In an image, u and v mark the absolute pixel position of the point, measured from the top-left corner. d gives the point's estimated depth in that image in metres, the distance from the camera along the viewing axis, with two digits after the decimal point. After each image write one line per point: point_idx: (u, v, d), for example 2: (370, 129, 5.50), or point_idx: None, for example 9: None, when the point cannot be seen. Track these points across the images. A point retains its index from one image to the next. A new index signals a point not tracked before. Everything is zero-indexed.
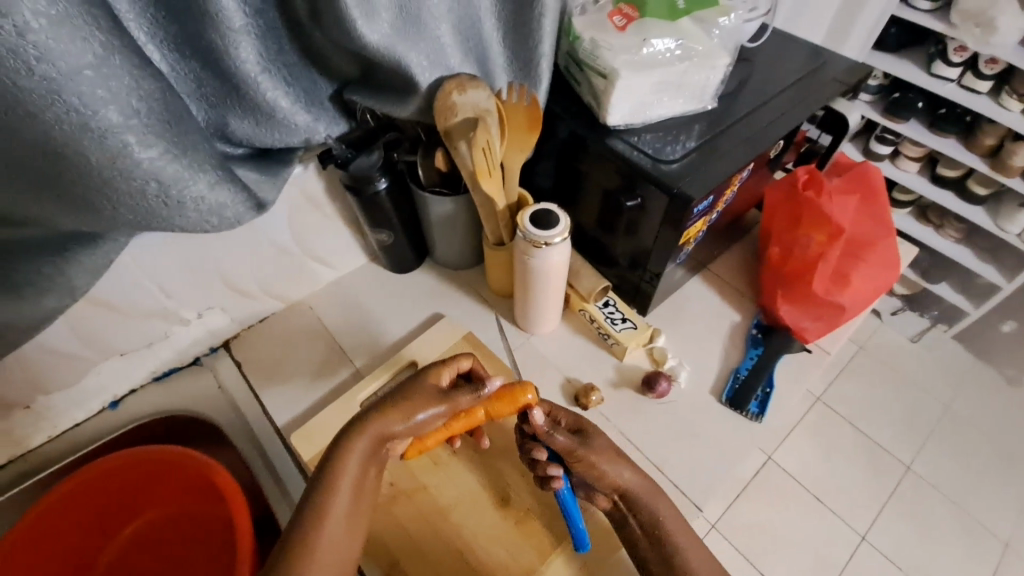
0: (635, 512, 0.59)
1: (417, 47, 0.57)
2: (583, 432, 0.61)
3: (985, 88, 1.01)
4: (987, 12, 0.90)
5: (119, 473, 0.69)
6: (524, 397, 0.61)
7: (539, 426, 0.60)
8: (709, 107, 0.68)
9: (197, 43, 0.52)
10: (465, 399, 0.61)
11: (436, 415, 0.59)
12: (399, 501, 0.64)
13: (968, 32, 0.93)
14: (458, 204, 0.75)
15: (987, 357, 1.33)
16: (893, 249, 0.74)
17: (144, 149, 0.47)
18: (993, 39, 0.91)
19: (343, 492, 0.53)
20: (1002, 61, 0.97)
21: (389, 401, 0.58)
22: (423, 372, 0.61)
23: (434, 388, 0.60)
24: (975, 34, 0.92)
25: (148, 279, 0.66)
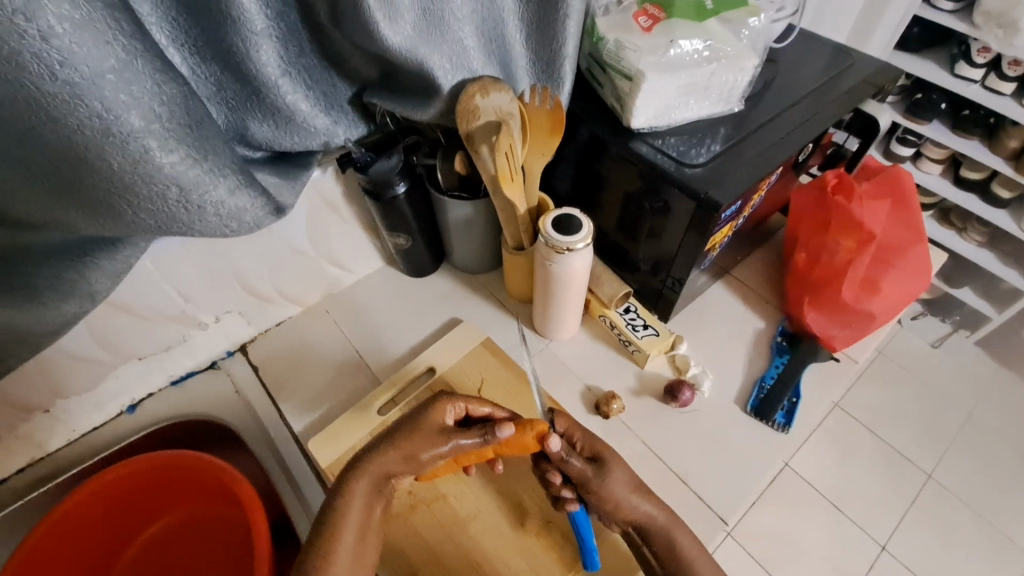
0: (649, 542, 0.57)
1: (440, 49, 0.56)
2: (600, 460, 0.58)
3: (1010, 88, 0.98)
4: (1010, 13, 0.86)
5: (139, 478, 0.69)
6: (535, 433, 0.56)
7: (556, 454, 0.56)
8: (735, 109, 0.67)
9: (218, 46, 0.51)
10: (468, 441, 0.56)
11: (439, 456, 0.56)
12: (417, 509, 0.63)
13: (992, 33, 0.90)
14: (477, 208, 0.74)
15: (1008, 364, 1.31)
16: (926, 254, 0.72)
17: (166, 154, 0.47)
18: (1017, 40, 0.87)
19: (348, 530, 0.51)
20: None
21: (389, 441, 0.55)
22: (426, 408, 0.58)
23: (434, 428, 0.57)
24: (997, 35, 0.89)
25: (166, 283, 0.65)
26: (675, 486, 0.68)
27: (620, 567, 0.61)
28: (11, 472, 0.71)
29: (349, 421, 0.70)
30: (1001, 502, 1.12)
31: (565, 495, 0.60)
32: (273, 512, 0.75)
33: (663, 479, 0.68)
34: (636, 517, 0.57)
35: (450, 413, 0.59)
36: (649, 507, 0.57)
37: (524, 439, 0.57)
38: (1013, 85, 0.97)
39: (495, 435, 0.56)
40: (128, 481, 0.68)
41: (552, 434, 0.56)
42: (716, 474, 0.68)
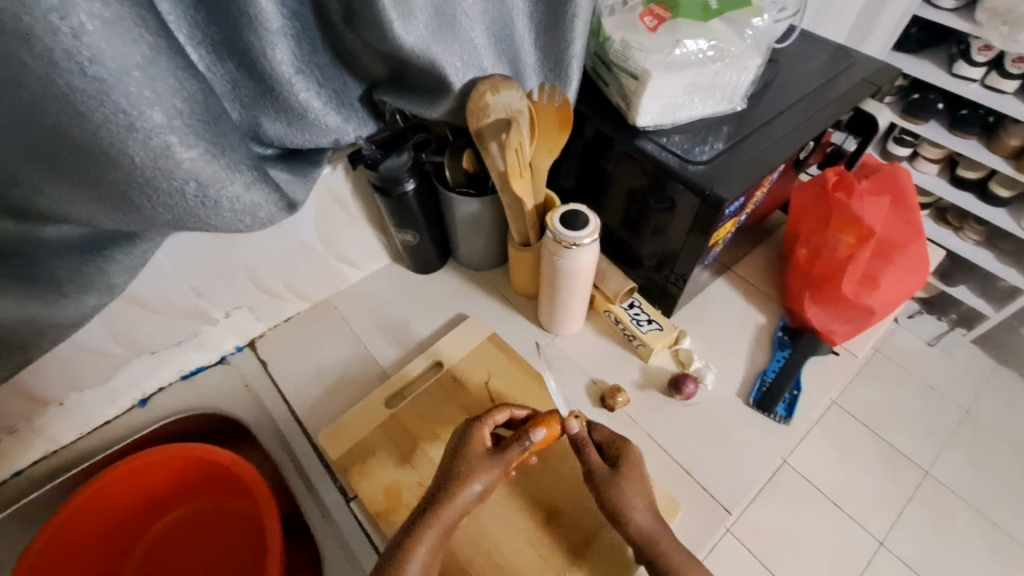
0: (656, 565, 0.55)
1: (452, 48, 0.57)
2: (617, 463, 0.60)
3: (1012, 87, 1.00)
4: (1015, 10, 0.88)
5: (155, 469, 0.70)
6: (558, 424, 0.59)
7: (577, 436, 0.59)
8: (738, 108, 0.68)
9: (234, 44, 0.52)
10: (515, 454, 0.57)
11: (493, 481, 0.55)
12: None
13: (995, 30, 0.92)
14: (484, 205, 0.75)
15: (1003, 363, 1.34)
16: (923, 250, 0.73)
17: (185, 149, 0.48)
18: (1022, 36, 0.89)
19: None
20: None
21: (452, 488, 0.54)
22: (467, 432, 0.58)
23: (482, 451, 0.56)
24: (1002, 31, 0.91)
25: (183, 277, 0.66)
26: (680, 479, 0.69)
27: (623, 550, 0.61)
28: (26, 465, 0.72)
29: (367, 427, 0.70)
30: (998, 497, 1.14)
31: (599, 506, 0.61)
32: (285, 505, 0.75)
33: (668, 471, 0.69)
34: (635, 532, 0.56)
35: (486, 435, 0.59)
36: (642, 519, 0.56)
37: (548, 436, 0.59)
38: (1015, 83, 0.99)
39: (529, 441, 0.58)
40: (145, 471, 0.70)
41: (572, 418, 0.59)
42: (721, 467, 0.69)
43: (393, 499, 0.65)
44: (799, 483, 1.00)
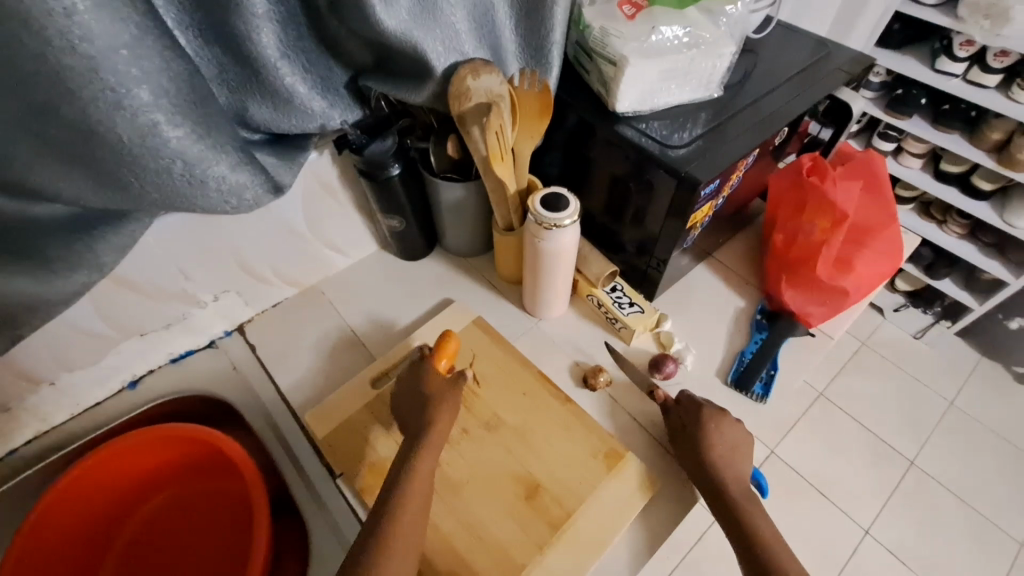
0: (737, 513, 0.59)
1: (432, 32, 0.59)
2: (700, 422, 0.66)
3: (993, 80, 1.04)
4: (998, 4, 0.91)
5: (144, 448, 0.71)
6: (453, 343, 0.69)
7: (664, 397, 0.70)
8: (715, 95, 0.70)
9: (220, 29, 0.53)
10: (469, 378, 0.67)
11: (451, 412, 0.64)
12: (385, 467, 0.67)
13: (977, 24, 0.95)
14: (469, 190, 0.76)
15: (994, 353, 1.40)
16: (897, 236, 0.75)
17: (172, 128, 0.50)
18: (1004, 30, 0.92)
19: (411, 496, 0.56)
20: (1010, 54, 1.00)
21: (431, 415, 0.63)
22: (422, 368, 0.68)
23: (439, 376, 0.67)
24: (984, 25, 0.94)
25: (169, 258, 0.67)
26: (656, 455, 0.71)
27: (623, 504, 0.64)
28: (19, 444, 0.74)
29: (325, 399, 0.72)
30: (983, 487, 1.16)
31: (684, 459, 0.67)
32: (272, 486, 0.77)
33: (647, 451, 0.71)
34: (717, 479, 0.62)
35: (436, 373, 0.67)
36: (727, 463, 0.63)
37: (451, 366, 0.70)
38: (997, 77, 1.04)
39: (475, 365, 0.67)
40: (134, 451, 0.71)
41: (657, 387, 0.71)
42: None
43: (377, 475, 0.66)
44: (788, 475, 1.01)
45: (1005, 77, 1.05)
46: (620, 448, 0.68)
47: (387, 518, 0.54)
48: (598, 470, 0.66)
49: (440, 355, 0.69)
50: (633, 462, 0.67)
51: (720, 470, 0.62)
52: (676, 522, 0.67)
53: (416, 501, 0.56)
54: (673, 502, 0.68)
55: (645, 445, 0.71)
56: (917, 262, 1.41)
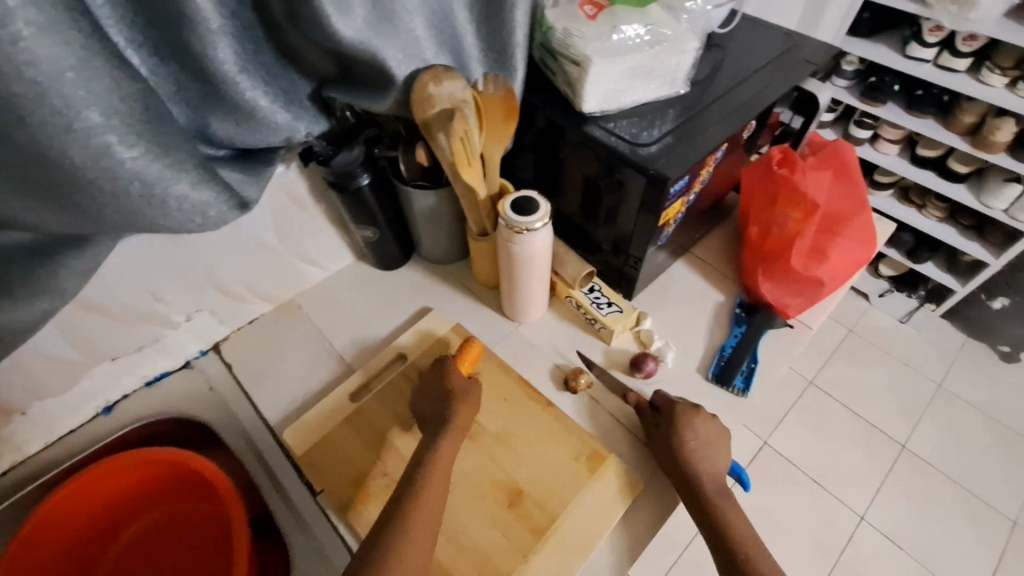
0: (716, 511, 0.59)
1: (391, 41, 0.58)
2: (675, 419, 0.66)
3: (964, 65, 1.07)
4: None
5: (122, 474, 0.70)
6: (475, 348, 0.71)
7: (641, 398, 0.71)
8: (682, 91, 0.70)
9: (175, 46, 0.52)
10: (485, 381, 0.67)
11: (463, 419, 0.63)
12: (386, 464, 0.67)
13: (946, 10, 0.99)
14: (441, 197, 0.76)
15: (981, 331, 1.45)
16: (870, 223, 0.76)
17: (127, 149, 0.49)
18: (971, 15, 0.96)
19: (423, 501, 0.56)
20: (979, 38, 1.03)
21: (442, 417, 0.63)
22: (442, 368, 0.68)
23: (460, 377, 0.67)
24: (952, 10, 0.98)
25: (136, 281, 0.66)
26: (639, 455, 0.70)
27: (607, 506, 0.64)
28: None
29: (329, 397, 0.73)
30: None
31: (665, 459, 0.65)
32: (254, 507, 0.76)
33: (629, 453, 0.70)
34: (693, 477, 0.62)
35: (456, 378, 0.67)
36: (706, 459, 0.63)
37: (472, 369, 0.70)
38: (967, 61, 1.07)
39: None
40: (113, 477, 0.70)
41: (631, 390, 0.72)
42: None
43: (360, 489, 0.65)
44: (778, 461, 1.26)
45: (975, 61, 1.09)
46: (603, 450, 0.68)
47: (399, 525, 0.54)
48: (581, 473, 0.66)
49: (463, 359, 0.70)
50: (616, 463, 0.67)
51: (699, 469, 0.62)
52: (661, 522, 0.66)
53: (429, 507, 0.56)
54: (656, 503, 0.67)
55: (629, 448, 0.71)
56: (898, 247, 1.43)
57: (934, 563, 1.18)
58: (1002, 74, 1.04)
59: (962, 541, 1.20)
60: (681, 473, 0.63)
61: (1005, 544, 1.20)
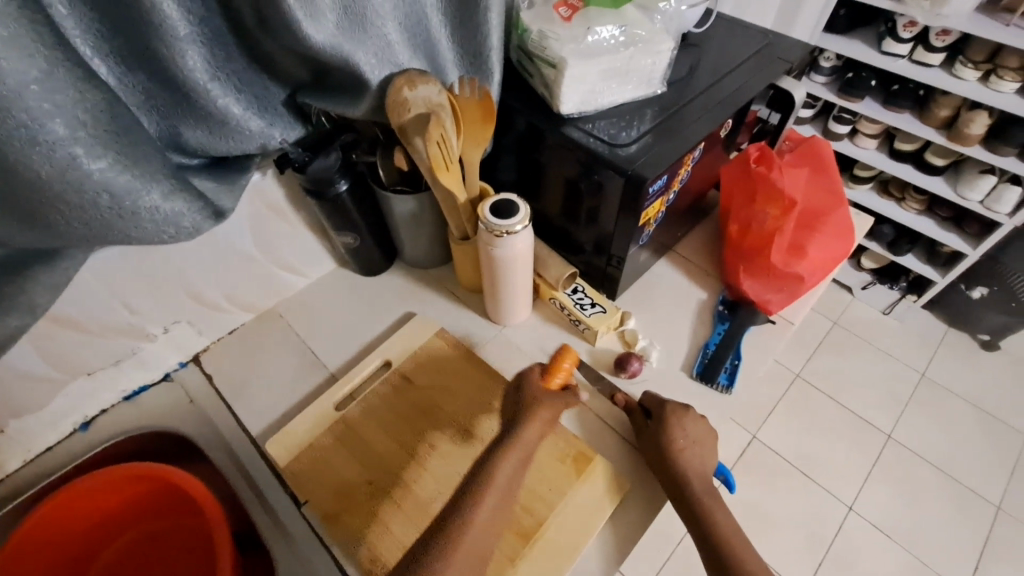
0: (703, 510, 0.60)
1: (364, 45, 0.57)
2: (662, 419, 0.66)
3: (938, 60, 1.09)
4: None
5: (103, 491, 0.69)
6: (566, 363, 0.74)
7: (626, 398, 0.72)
8: (659, 91, 0.70)
9: (143, 55, 0.51)
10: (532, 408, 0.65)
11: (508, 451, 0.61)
12: (422, 477, 0.65)
13: (919, 6, 1.01)
14: (421, 202, 0.75)
15: (961, 321, 1.48)
16: (847, 217, 0.78)
17: (93, 160, 0.48)
18: (944, 10, 0.98)
19: None
20: (952, 33, 1.04)
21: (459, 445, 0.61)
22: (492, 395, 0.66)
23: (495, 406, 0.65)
24: (925, 7, 1.00)
25: (111, 294, 0.65)
26: (625, 455, 0.70)
27: (593, 508, 0.64)
28: None
29: (373, 403, 0.71)
30: None
31: (651, 458, 0.66)
32: (239, 520, 0.75)
33: (615, 453, 0.70)
34: (680, 477, 0.63)
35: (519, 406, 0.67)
36: (693, 457, 0.63)
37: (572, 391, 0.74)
38: (941, 56, 1.09)
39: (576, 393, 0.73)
40: (94, 495, 0.69)
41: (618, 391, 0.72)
42: None
43: (344, 500, 0.65)
44: (770, 456, 1.29)
45: (949, 56, 1.12)
46: (588, 452, 0.67)
47: None
48: (568, 475, 0.66)
49: (553, 371, 0.73)
50: (602, 465, 0.67)
51: (685, 468, 0.63)
52: (648, 521, 0.66)
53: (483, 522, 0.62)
54: (642, 503, 0.67)
55: (614, 448, 0.71)
56: (879, 240, 1.45)
57: (921, 551, 1.19)
58: (974, 68, 1.06)
59: (948, 527, 1.22)
60: (667, 472, 0.64)
61: (990, 530, 1.22)
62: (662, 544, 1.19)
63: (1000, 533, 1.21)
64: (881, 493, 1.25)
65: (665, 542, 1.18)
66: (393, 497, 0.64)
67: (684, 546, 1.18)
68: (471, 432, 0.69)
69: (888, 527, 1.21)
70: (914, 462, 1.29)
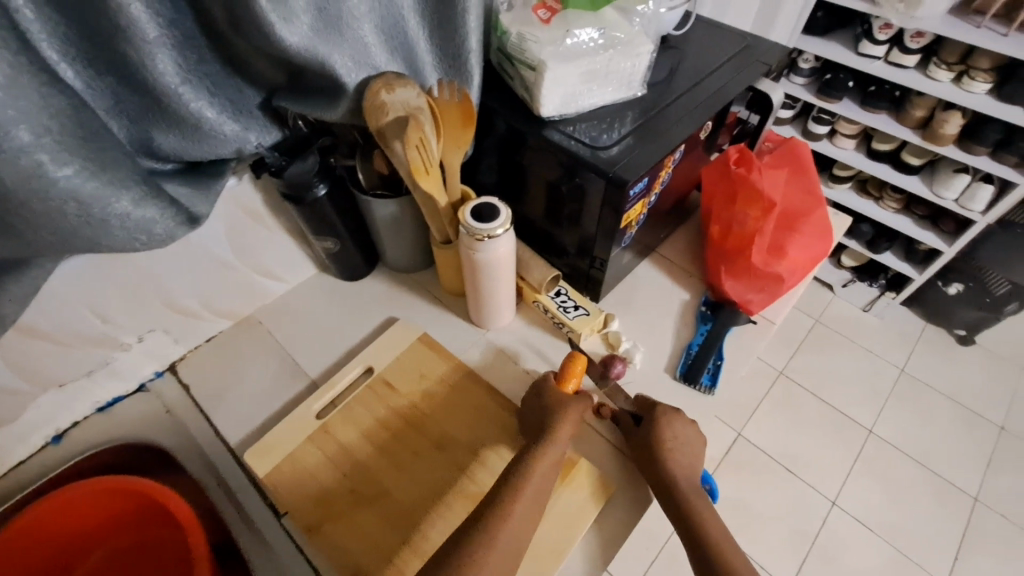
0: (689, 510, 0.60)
1: (340, 48, 0.57)
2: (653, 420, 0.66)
3: (912, 61, 1.11)
4: None
5: (78, 505, 0.68)
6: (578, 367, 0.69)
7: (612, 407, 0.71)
8: (639, 94, 0.71)
9: (112, 58, 0.50)
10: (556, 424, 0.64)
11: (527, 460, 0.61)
12: (436, 517, 0.63)
13: (893, 8, 1.03)
14: (402, 205, 0.74)
15: (937, 317, 1.51)
16: (825, 218, 0.79)
17: (59, 167, 0.47)
18: (918, 12, 1.00)
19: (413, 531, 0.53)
20: (926, 35, 1.07)
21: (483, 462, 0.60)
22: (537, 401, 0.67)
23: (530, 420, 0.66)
24: (900, 9, 1.02)
25: (81, 303, 0.63)
26: (612, 458, 0.70)
27: (580, 513, 0.64)
28: None
29: (369, 428, 0.69)
30: None
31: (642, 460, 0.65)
32: (216, 532, 0.74)
33: (601, 455, 0.70)
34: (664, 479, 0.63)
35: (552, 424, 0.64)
36: (677, 459, 0.63)
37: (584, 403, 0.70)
38: (915, 57, 1.11)
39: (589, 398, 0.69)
40: (69, 507, 0.68)
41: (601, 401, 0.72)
42: None
43: (323, 509, 0.64)
44: (755, 453, 1.31)
45: (924, 57, 1.14)
46: (573, 457, 0.67)
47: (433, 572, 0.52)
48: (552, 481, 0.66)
49: (567, 377, 0.69)
50: (586, 468, 0.67)
51: (669, 470, 0.63)
52: (633, 523, 0.66)
53: (505, 541, 0.55)
54: (628, 505, 0.67)
55: (603, 454, 0.70)
56: (859, 238, 1.47)
57: (903, 543, 1.21)
58: (948, 70, 1.08)
59: (929, 520, 1.24)
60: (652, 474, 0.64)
61: (968, 520, 1.24)
62: (649, 543, 1.19)
63: (977, 524, 1.24)
64: (863, 487, 1.27)
65: (652, 540, 1.19)
66: (406, 540, 0.61)
67: (671, 544, 1.19)
68: (479, 464, 0.66)
69: (871, 522, 1.23)
70: (895, 456, 1.31)
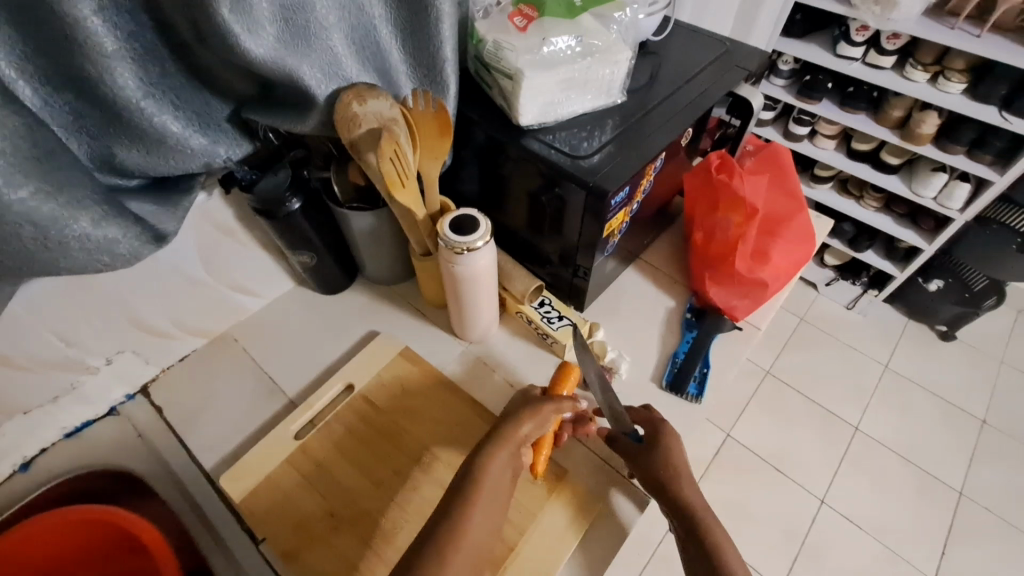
0: (679, 518, 0.60)
1: (310, 59, 0.55)
2: (657, 428, 0.65)
3: (889, 62, 1.12)
4: None
5: (46, 537, 0.66)
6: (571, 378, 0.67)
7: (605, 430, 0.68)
8: (619, 100, 0.70)
9: (68, 74, 0.48)
10: (526, 428, 0.60)
11: (505, 463, 0.57)
12: (405, 526, 0.62)
13: (869, 10, 1.02)
14: (380, 218, 0.72)
15: (919, 314, 1.52)
16: (807, 222, 0.78)
17: (12, 190, 0.45)
18: (893, 14, 1.00)
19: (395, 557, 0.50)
20: (902, 36, 1.08)
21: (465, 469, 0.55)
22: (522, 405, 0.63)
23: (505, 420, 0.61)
24: (876, 11, 1.01)
25: (42, 327, 0.60)
26: (600, 472, 0.69)
27: (568, 531, 0.63)
28: None
29: (347, 445, 0.67)
30: None
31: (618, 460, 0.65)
32: (190, 562, 0.71)
33: (588, 465, 0.70)
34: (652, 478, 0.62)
35: (526, 425, 0.60)
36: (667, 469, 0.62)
37: (559, 436, 0.68)
38: (892, 58, 1.12)
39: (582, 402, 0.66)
40: (32, 544, 0.65)
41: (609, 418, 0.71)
42: None
43: (304, 535, 0.62)
44: (743, 453, 1.31)
45: (900, 58, 1.14)
46: (560, 471, 0.66)
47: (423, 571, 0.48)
48: (539, 495, 0.65)
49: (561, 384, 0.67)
50: (573, 482, 0.66)
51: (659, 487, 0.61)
52: (620, 536, 0.66)
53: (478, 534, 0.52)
54: (614, 518, 0.66)
55: (592, 466, 0.69)
56: (841, 236, 1.48)
57: (893, 540, 1.22)
58: (924, 70, 1.09)
59: (918, 517, 1.25)
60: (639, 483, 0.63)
61: (955, 516, 1.25)
62: (641, 549, 1.19)
63: (964, 520, 1.25)
64: (853, 485, 1.28)
65: (643, 546, 1.18)
66: (378, 554, 0.60)
67: (663, 549, 1.19)
68: (448, 469, 0.66)
69: (859, 520, 1.24)
70: (882, 454, 1.32)
